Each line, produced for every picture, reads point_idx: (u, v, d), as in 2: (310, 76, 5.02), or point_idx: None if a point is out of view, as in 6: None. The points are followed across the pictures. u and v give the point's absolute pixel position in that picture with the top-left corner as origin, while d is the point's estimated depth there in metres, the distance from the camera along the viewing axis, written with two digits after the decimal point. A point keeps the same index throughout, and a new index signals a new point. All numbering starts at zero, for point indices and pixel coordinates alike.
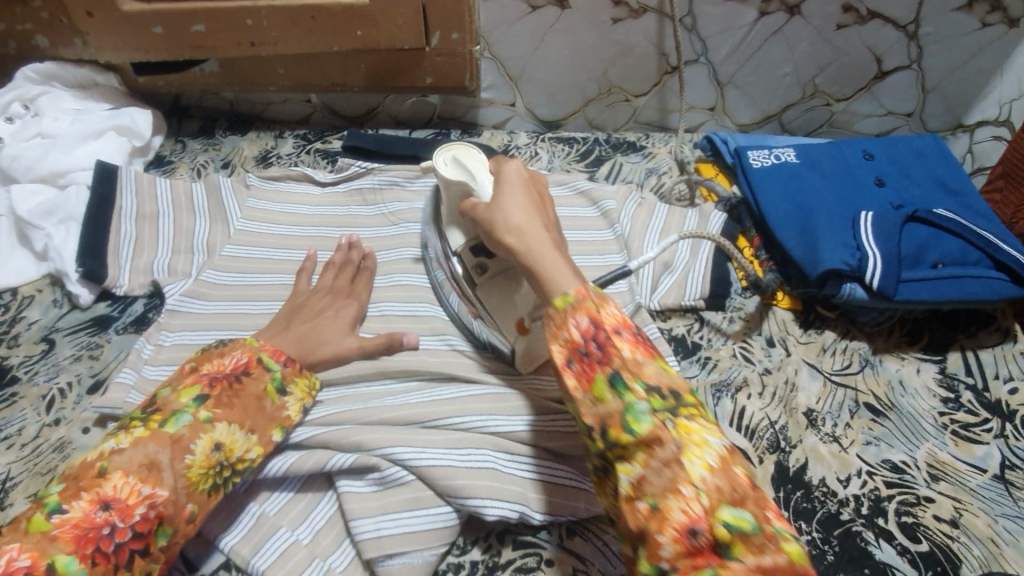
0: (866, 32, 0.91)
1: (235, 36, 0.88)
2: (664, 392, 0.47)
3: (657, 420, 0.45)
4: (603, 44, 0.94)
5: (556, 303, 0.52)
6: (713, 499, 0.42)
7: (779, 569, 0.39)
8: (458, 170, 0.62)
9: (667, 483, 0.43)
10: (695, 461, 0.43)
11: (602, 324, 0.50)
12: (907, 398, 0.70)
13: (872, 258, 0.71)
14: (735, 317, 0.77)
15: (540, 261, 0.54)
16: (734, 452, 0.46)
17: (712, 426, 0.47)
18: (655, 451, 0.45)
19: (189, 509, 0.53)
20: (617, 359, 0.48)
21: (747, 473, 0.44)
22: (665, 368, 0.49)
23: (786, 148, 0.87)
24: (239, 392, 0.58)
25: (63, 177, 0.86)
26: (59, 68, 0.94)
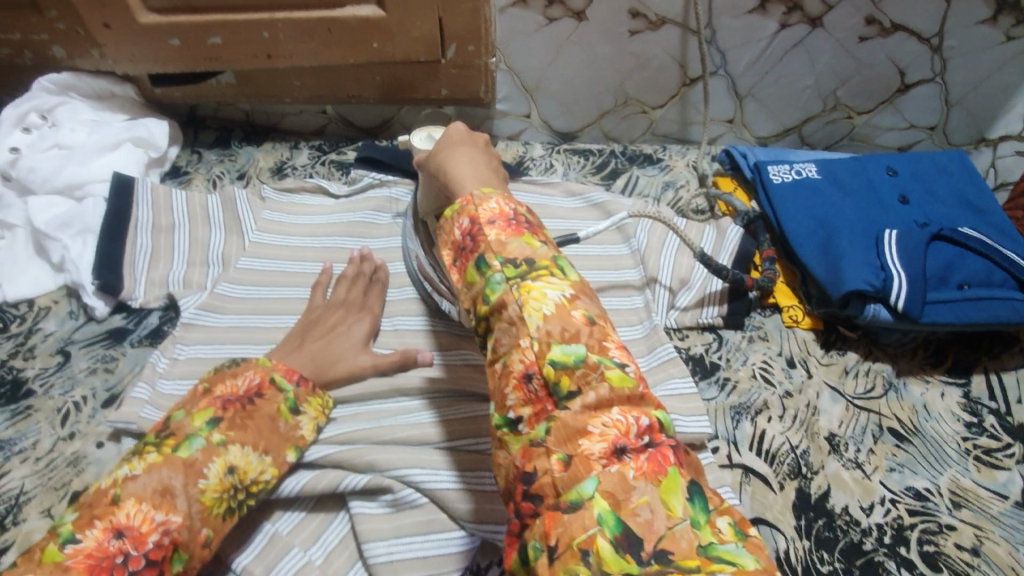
0: (888, 44, 0.89)
1: (253, 48, 0.88)
2: (520, 262, 0.44)
3: (510, 286, 0.43)
4: (621, 56, 0.94)
5: (445, 212, 0.50)
6: (545, 344, 0.41)
7: (604, 401, 0.39)
8: (429, 142, 0.71)
9: (511, 342, 0.42)
10: (534, 314, 0.42)
11: (478, 220, 0.47)
12: (931, 423, 0.68)
13: (897, 279, 0.69)
14: (754, 336, 0.76)
15: (451, 179, 0.53)
16: (576, 298, 0.43)
17: (560, 282, 0.43)
18: (502, 315, 0.43)
19: (205, 533, 0.52)
20: (482, 244, 0.46)
21: (585, 314, 0.42)
22: (528, 241, 0.46)
23: (806, 163, 0.86)
24: (253, 414, 0.57)
25: (80, 189, 0.86)
26: (77, 79, 0.95)
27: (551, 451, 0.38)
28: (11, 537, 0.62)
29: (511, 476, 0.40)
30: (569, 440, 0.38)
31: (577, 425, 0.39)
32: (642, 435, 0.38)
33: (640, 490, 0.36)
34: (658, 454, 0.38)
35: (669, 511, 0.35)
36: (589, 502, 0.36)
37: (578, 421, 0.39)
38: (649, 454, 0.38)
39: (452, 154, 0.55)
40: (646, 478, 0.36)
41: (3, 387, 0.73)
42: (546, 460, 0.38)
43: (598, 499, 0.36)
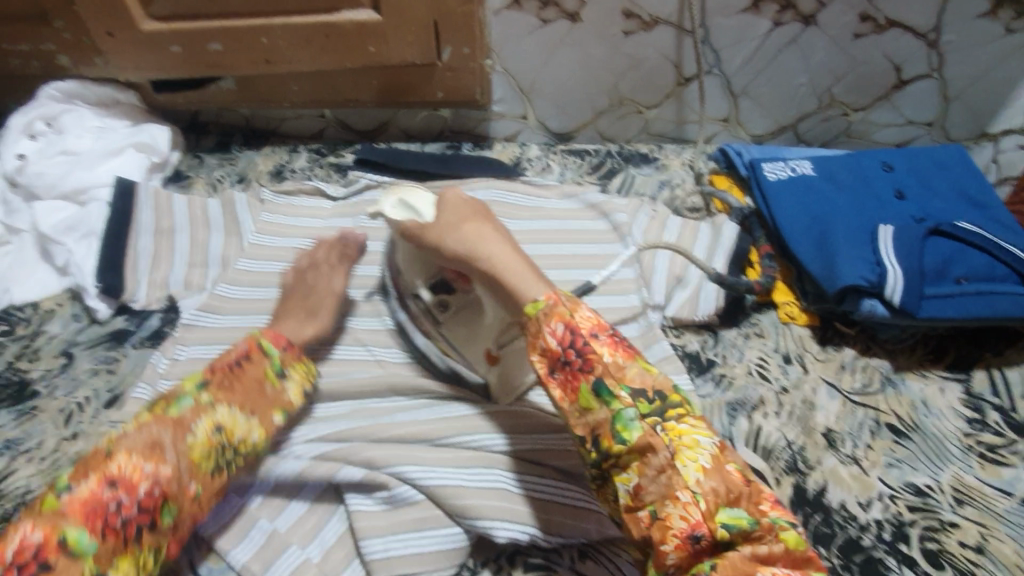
0: (884, 41, 0.90)
1: (252, 54, 0.90)
2: (650, 396, 0.49)
3: (647, 426, 0.48)
4: (615, 57, 0.94)
5: (528, 312, 0.52)
6: (712, 502, 0.45)
7: (774, 556, 0.43)
8: (404, 211, 0.60)
9: (663, 489, 0.46)
10: (689, 465, 0.46)
11: (578, 330, 0.50)
12: (930, 419, 0.68)
13: (893, 274, 0.69)
14: (750, 332, 0.76)
15: (503, 271, 0.55)
16: (725, 449, 0.48)
17: (701, 425, 0.49)
18: (648, 459, 0.47)
19: (194, 489, 0.55)
20: (598, 364, 0.49)
21: (739, 468, 0.47)
22: (648, 368, 0.50)
23: (802, 160, 0.86)
24: (240, 377, 0.60)
25: (84, 194, 0.88)
26: (82, 87, 0.97)
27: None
28: None
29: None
30: None
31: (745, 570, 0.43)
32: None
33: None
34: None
35: None
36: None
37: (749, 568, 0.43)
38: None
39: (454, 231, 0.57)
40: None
41: (9, 389, 0.74)
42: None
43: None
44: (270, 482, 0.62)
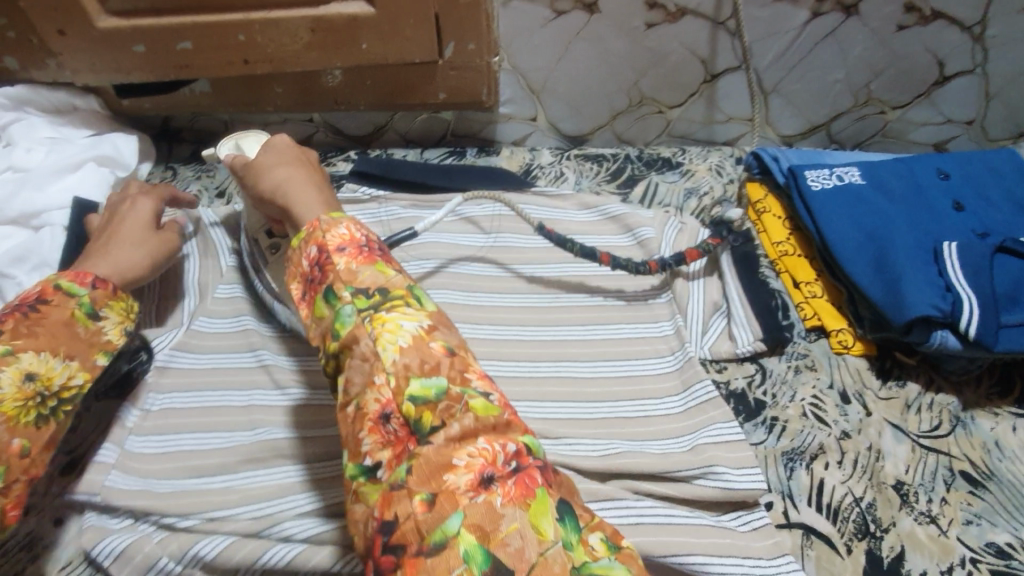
0: (928, 34, 0.81)
1: (228, 53, 0.79)
2: (373, 293, 0.43)
3: (360, 319, 0.42)
4: (634, 51, 0.85)
5: (293, 242, 0.49)
6: (403, 380, 0.39)
7: (468, 433, 0.37)
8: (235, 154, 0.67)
9: (365, 380, 0.40)
10: (388, 348, 0.40)
11: (325, 247, 0.46)
12: (1005, 463, 0.61)
13: (967, 301, 0.61)
14: (801, 365, 0.68)
15: (291, 199, 0.53)
16: (436, 329, 0.42)
17: (417, 312, 0.43)
18: (355, 352, 0.41)
19: (18, 444, 0.50)
20: (330, 274, 0.44)
21: (444, 345, 0.41)
22: (380, 268, 0.45)
23: (848, 167, 0.77)
24: (41, 321, 0.54)
25: (36, 218, 0.75)
26: (33, 92, 0.84)
27: (414, 492, 0.35)
28: None
29: (369, 530, 0.36)
30: (431, 478, 0.36)
31: (439, 461, 0.36)
32: (510, 461, 0.37)
33: (510, 517, 0.34)
34: (526, 477, 0.36)
35: (539, 534, 0.33)
36: (455, 540, 0.33)
37: (441, 456, 0.37)
38: (516, 479, 0.36)
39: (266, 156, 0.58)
40: (515, 504, 0.34)
41: None
42: (408, 503, 0.35)
43: (465, 535, 0.33)
44: (256, 568, 0.51)
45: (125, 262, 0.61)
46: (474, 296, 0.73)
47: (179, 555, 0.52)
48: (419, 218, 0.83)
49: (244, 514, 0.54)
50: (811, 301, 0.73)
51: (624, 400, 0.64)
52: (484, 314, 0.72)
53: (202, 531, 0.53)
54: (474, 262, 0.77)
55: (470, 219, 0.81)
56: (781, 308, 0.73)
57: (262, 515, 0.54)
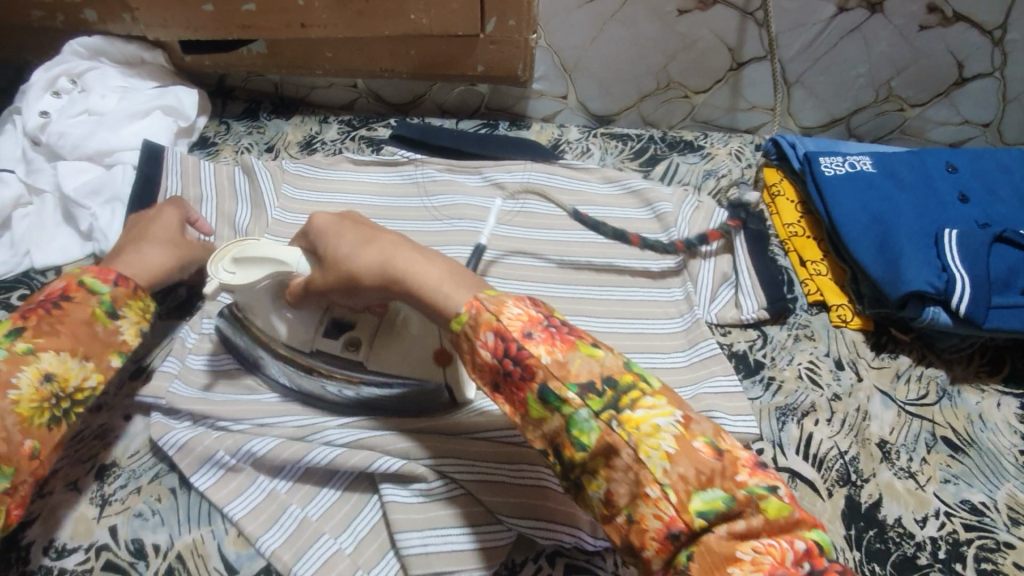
0: (950, 35, 0.84)
1: (288, 16, 0.87)
2: (599, 387, 0.40)
3: (603, 423, 0.39)
4: (665, 36, 0.89)
5: (454, 329, 0.44)
6: (682, 491, 0.37)
7: (753, 530, 0.36)
8: (241, 272, 0.55)
9: (633, 490, 0.38)
10: (654, 455, 0.38)
11: (509, 334, 0.42)
12: (987, 433, 0.65)
13: (960, 280, 0.66)
14: (800, 334, 0.73)
15: (409, 275, 0.48)
16: (689, 422, 0.39)
17: (661, 402, 0.40)
18: (614, 461, 0.39)
19: (30, 445, 0.52)
20: (538, 369, 0.41)
21: (708, 442, 0.38)
22: (591, 353, 0.41)
23: (861, 156, 0.81)
24: (62, 319, 0.56)
25: (109, 156, 0.85)
26: (108, 44, 0.93)
27: None
28: (37, 509, 0.57)
29: None
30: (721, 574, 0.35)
31: (725, 552, 0.35)
32: (800, 562, 0.36)
33: None
34: None
35: None
36: None
37: (725, 547, 0.36)
38: None
39: (337, 234, 0.53)
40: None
41: None
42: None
43: None
44: (301, 466, 0.58)
45: (151, 262, 0.66)
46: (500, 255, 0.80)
47: (234, 450, 0.59)
48: (453, 181, 0.88)
49: (291, 422, 0.61)
50: (815, 278, 0.77)
51: (633, 352, 0.70)
52: (509, 272, 0.78)
53: (253, 433, 0.60)
54: (502, 226, 0.83)
55: (499, 185, 0.87)
56: (787, 283, 0.78)
57: (306, 424, 0.61)
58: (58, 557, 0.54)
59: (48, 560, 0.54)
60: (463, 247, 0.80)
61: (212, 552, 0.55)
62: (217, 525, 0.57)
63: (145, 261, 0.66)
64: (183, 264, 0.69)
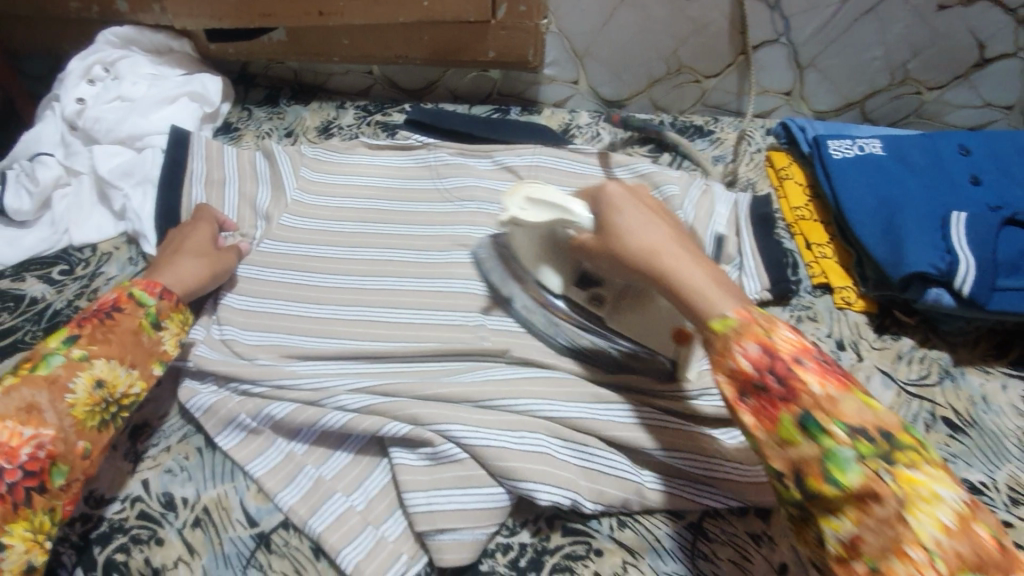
0: (971, 13, 0.83)
1: (306, 5, 0.91)
2: (873, 434, 0.42)
3: (869, 470, 0.40)
4: (676, 20, 0.89)
5: (716, 328, 0.49)
6: (952, 566, 0.37)
7: None
8: (534, 210, 0.65)
9: (886, 542, 0.39)
10: (925, 519, 0.38)
11: (777, 352, 0.46)
12: (990, 415, 0.66)
13: (965, 262, 0.66)
14: (802, 315, 0.74)
15: (673, 273, 0.53)
16: (973, 509, 0.40)
17: (942, 475, 0.41)
18: (872, 508, 0.40)
19: (83, 445, 0.56)
20: (804, 394, 0.44)
21: (992, 532, 0.39)
22: (866, 402, 0.44)
23: (871, 139, 0.81)
24: (113, 328, 0.60)
25: (139, 140, 0.90)
26: (137, 33, 0.98)
27: None
28: None
29: None
30: None
31: None
32: None
33: None
34: None
35: None
36: None
37: None
38: None
39: (628, 213, 0.59)
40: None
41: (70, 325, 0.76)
42: None
43: None
44: (315, 431, 0.62)
45: (187, 277, 0.69)
46: None
47: (254, 414, 0.63)
48: (464, 164, 0.90)
49: (303, 386, 0.64)
50: (819, 260, 0.78)
51: None
52: None
53: (271, 398, 0.64)
54: None
55: (509, 168, 0.89)
56: (792, 265, 0.79)
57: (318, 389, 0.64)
58: (98, 505, 0.59)
59: (88, 507, 0.59)
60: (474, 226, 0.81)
61: (234, 505, 0.59)
62: (240, 482, 0.61)
63: (181, 274, 0.69)
64: (216, 275, 0.72)
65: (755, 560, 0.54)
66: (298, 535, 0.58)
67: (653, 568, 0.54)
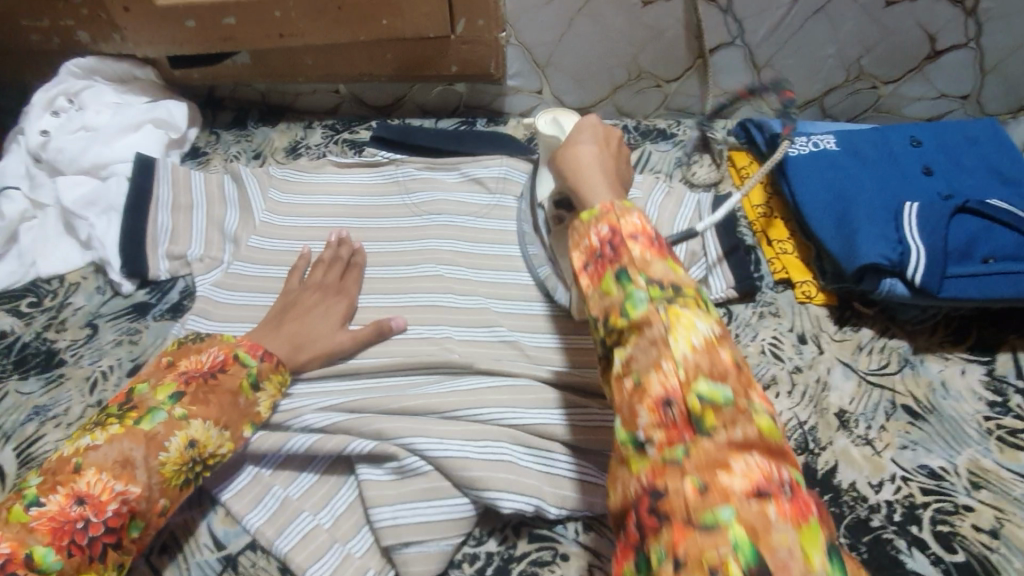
0: (918, 9, 0.81)
1: (266, 28, 0.92)
2: (666, 284, 0.44)
3: (653, 306, 0.42)
4: (633, 27, 0.90)
5: (582, 217, 0.50)
6: (692, 375, 0.40)
7: (749, 442, 0.38)
8: (554, 128, 0.69)
9: (650, 362, 0.41)
10: (681, 341, 0.41)
11: (619, 229, 0.47)
12: (948, 401, 0.67)
13: (915, 252, 0.67)
14: (765, 312, 0.76)
15: (582, 187, 0.55)
16: (724, 338, 0.42)
17: (707, 314, 0.43)
18: (643, 332, 0.42)
19: (162, 503, 0.55)
20: (626, 257, 0.45)
21: (733, 356, 0.42)
22: (672, 265, 0.46)
23: (825, 135, 0.83)
24: (215, 389, 0.60)
25: (105, 169, 0.90)
26: (100, 63, 0.98)
27: (687, 474, 0.37)
28: None
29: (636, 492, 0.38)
30: (706, 468, 0.37)
31: (719, 457, 0.37)
32: (785, 483, 0.36)
33: (781, 529, 0.34)
34: (800, 503, 0.36)
35: (807, 560, 0.33)
36: (725, 528, 0.34)
37: (720, 452, 0.37)
38: (791, 500, 0.36)
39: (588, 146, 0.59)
40: (792, 524, 0.34)
41: (38, 357, 0.76)
42: (679, 481, 0.37)
43: (735, 524, 0.34)
44: (282, 453, 0.63)
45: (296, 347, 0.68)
46: (477, 246, 0.81)
47: None
48: (432, 177, 0.90)
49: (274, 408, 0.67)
50: (781, 257, 0.79)
51: None
52: (485, 262, 0.79)
53: None
54: (478, 219, 0.84)
55: (476, 180, 0.89)
56: (754, 262, 0.80)
57: (288, 408, 0.66)
58: None
59: None
60: (442, 240, 0.81)
61: (203, 529, 0.61)
62: (209, 505, 0.62)
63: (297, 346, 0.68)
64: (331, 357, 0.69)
65: None
66: (266, 555, 0.59)
67: None
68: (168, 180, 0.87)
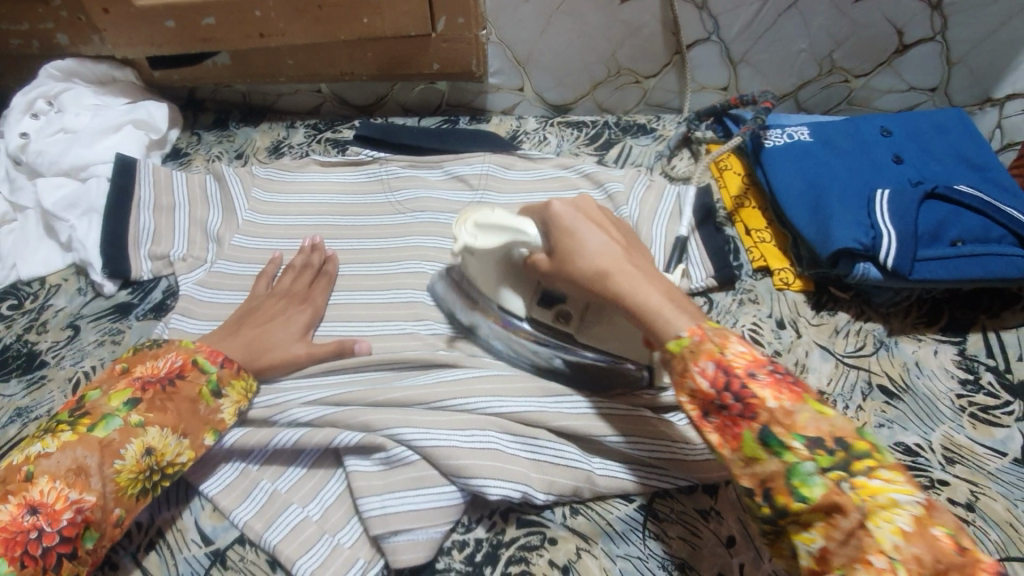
0: (886, 3, 0.84)
1: (246, 28, 0.92)
2: (830, 445, 0.41)
3: (831, 483, 0.40)
4: (610, 24, 0.92)
5: (671, 348, 0.48)
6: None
7: None
8: (490, 235, 0.61)
9: (857, 561, 0.38)
10: (885, 527, 0.37)
11: (733, 368, 0.44)
12: (923, 380, 0.69)
13: (886, 237, 0.69)
14: (744, 298, 0.77)
15: (631, 296, 0.52)
16: (932, 509, 0.38)
17: (901, 479, 0.39)
18: (836, 521, 0.39)
19: (117, 513, 0.55)
20: (762, 411, 0.43)
21: (951, 534, 0.37)
22: (822, 410, 0.42)
23: (799, 127, 0.85)
24: (173, 396, 0.59)
25: (84, 170, 0.90)
26: (80, 65, 0.98)
27: None
28: None
29: None
30: None
31: None
32: None
33: None
34: None
35: None
36: None
37: None
38: None
39: (588, 232, 0.56)
40: None
41: (19, 359, 0.76)
42: None
43: None
44: (269, 448, 0.63)
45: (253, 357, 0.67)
46: None
47: None
48: (416, 176, 0.90)
49: (259, 404, 0.66)
50: (759, 245, 0.81)
51: None
52: None
53: None
54: None
55: (459, 177, 0.90)
56: (732, 252, 0.82)
57: (274, 403, 0.66)
58: None
59: None
60: (426, 237, 0.82)
61: (190, 525, 0.61)
62: (195, 502, 0.62)
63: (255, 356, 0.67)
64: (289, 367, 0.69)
65: (703, 534, 0.57)
66: (254, 549, 0.59)
67: (606, 553, 0.57)
68: (147, 180, 0.86)
